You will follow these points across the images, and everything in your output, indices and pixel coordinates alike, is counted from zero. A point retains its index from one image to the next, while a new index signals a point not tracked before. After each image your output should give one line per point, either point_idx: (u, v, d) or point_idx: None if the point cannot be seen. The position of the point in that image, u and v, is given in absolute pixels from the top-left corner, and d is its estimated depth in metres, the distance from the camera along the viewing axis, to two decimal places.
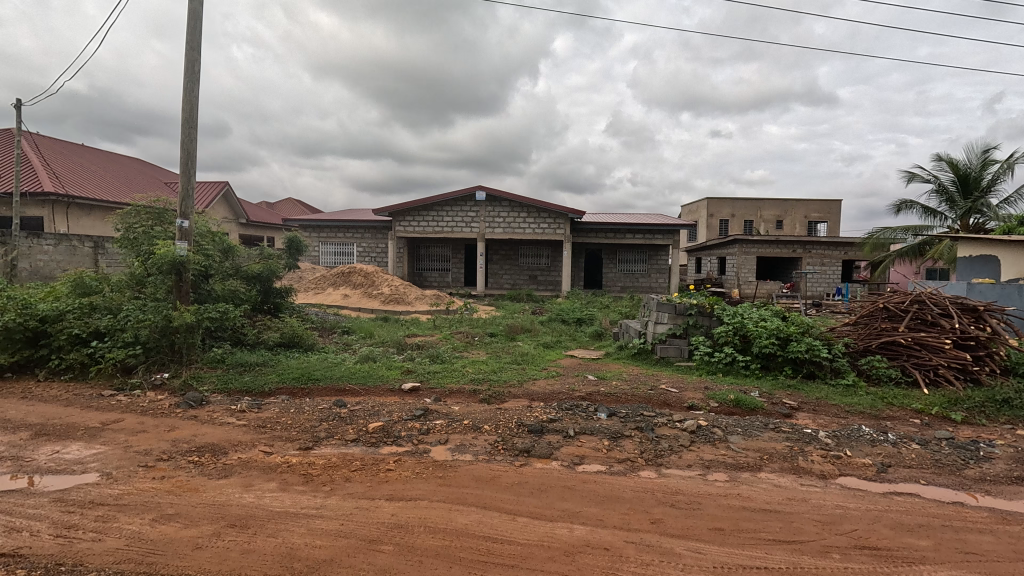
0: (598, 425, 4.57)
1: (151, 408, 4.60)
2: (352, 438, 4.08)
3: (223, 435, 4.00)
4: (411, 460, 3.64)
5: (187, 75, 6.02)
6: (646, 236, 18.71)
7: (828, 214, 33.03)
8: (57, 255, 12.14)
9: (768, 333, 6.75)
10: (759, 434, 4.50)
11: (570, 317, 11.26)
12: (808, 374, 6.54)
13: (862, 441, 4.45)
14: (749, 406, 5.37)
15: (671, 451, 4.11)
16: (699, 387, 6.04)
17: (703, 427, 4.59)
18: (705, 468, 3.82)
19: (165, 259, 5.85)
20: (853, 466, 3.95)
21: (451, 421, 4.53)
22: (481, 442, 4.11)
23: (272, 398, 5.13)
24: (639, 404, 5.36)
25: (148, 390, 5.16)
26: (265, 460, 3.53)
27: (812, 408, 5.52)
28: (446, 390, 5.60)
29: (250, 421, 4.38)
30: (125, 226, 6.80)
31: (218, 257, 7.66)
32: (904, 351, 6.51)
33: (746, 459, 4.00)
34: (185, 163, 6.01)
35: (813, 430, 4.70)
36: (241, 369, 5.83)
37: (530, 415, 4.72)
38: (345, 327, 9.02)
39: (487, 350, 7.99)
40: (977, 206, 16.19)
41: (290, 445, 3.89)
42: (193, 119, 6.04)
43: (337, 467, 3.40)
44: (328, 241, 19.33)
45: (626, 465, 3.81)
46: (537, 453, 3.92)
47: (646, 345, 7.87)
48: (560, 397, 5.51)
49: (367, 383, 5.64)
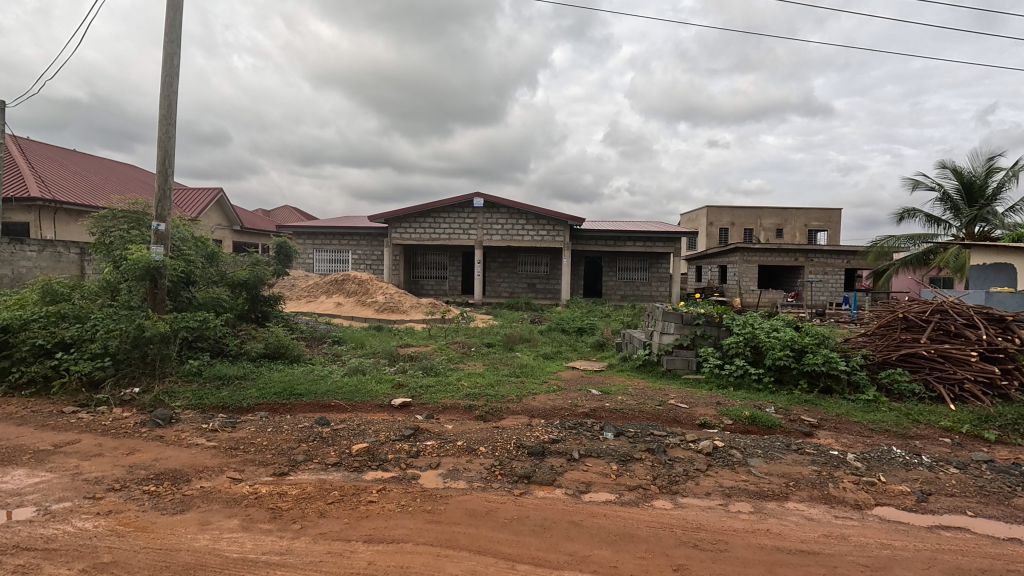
0: (605, 446, 4.17)
1: (113, 427, 4.17)
2: (333, 462, 3.69)
3: (188, 460, 3.58)
4: (397, 489, 3.24)
5: (166, 68, 5.66)
6: (647, 244, 18.26)
7: (828, 222, 32.82)
8: (41, 261, 11.72)
9: (782, 344, 6.38)
10: (781, 457, 4.11)
11: (570, 326, 10.88)
12: (824, 388, 6.15)
13: (895, 464, 4.07)
14: (766, 423, 4.97)
15: (687, 477, 3.70)
16: (710, 402, 5.63)
17: (720, 449, 4.19)
18: (725, 497, 3.43)
19: (139, 265, 5.46)
20: (890, 495, 3.55)
21: (443, 442, 4.13)
22: (476, 467, 3.71)
23: (249, 415, 4.71)
24: (648, 421, 4.96)
25: (115, 407, 4.74)
26: (233, 489, 3.12)
27: (833, 425, 5.13)
28: (439, 406, 5.19)
29: (222, 441, 3.97)
30: (100, 230, 6.44)
31: (201, 263, 7.28)
32: (927, 363, 6.15)
33: (771, 486, 3.60)
34: (162, 164, 5.66)
35: (840, 451, 4.30)
36: (219, 383, 5.42)
37: (531, 435, 4.30)
38: (336, 337, 8.61)
39: (484, 361, 7.59)
40: (983, 214, 15.93)
41: (263, 471, 3.49)
42: (170, 116, 5.68)
43: (312, 499, 2.98)
44: (322, 248, 18.95)
45: (637, 494, 3.41)
46: (539, 480, 3.52)
47: (651, 356, 7.47)
48: (562, 414, 5.10)
49: (354, 398, 5.23)
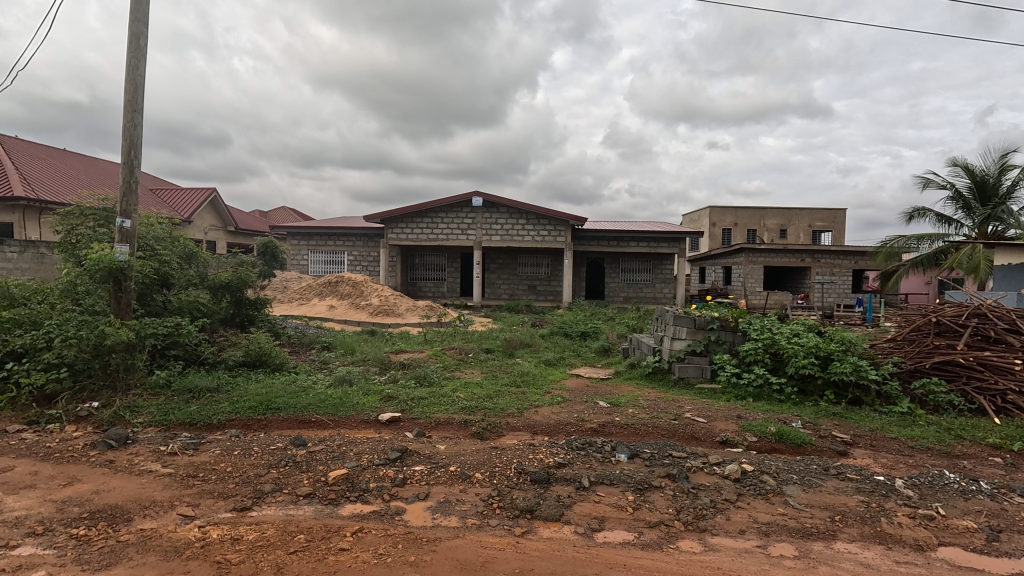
0: (618, 470, 3.66)
1: (57, 451, 3.65)
2: (305, 493, 3.18)
3: (135, 492, 3.07)
4: (376, 531, 2.74)
5: (131, 49, 5.18)
6: (651, 244, 17.78)
7: (833, 223, 32.22)
8: (22, 263, 11.19)
9: (806, 351, 5.86)
10: (821, 484, 3.59)
11: (574, 329, 10.38)
12: (852, 399, 5.65)
13: (951, 492, 3.55)
14: (795, 441, 4.46)
15: (715, 510, 3.19)
16: (730, 416, 5.11)
17: (749, 475, 3.67)
18: (763, 537, 2.91)
19: (101, 265, 4.99)
20: (954, 533, 3.04)
21: (433, 467, 3.61)
22: (471, 499, 3.19)
23: (217, 434, 4.19)
24: (664, 440, 4.44)
25: (68, 424, 4.23)
26: (177, 533, 2.61)
27: (869, 443, 4.62)
28: (431, 421, 4.68)
29: (179, 468, 3.45)
30: (64, 228, 5.95)
31: (178, 263, 6.80)
32: (964, 372, 5.66)
33: (814, 522, 3.08)
34: (128, 153, 5.20)
35: (886, 476, 3.78)
36: (189, 397, 4.90)
37: (533, 458, 3.79)
38: (325, 343, 8.11)
39: (482, 369, 7.10)
40: (997, 213, 15.41)
41: (222, 506, 2.98)
42: (137, 101, 5.21)
43: (270, 547, 2.48)
44: (316, 249, 18.46)
45: (659, 533, 2.91)
46: (544, 515, 3.01)
47: (661, 363, 6.98)
48: (568, 432, 4.57)
49: (337, 412, 4.72)
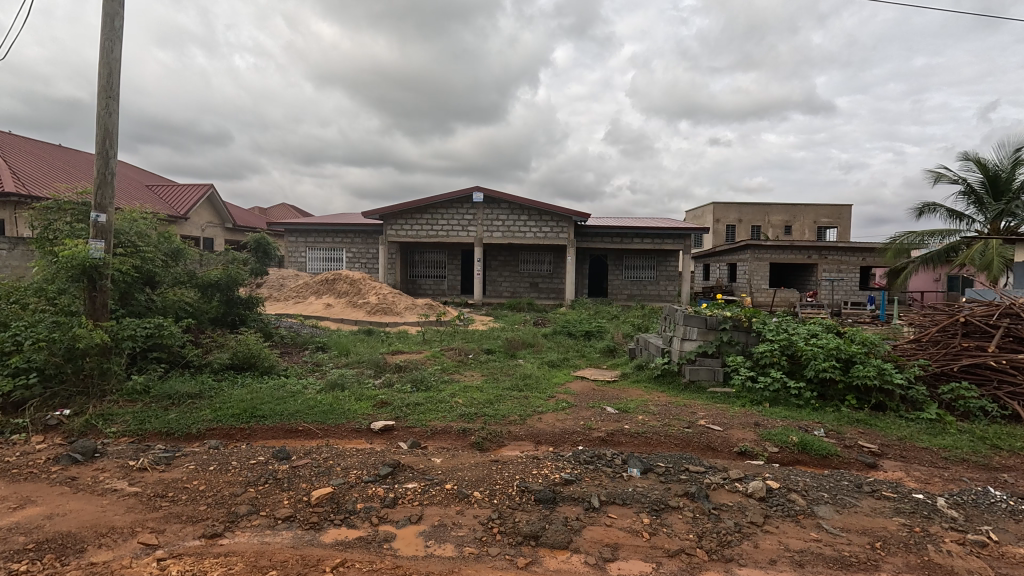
0: (631, 488, 3.33)
1: (15, 466, 3.34)
2: (284, 515, 2.85)
3: (94, 517, 2.74)
4: (360, 564, 2.41)
5: (106, 31, 4.85)
6: (655, 240, 17.41)
7: (839, 220, 31.76)
8: (10, 261, 10.85)
9: (826, 353, 5.50)
10: (855, 503, 3.26)
11: (577, 328, 10.01)
12: (876, 405, 5.30)
13: (999, 513, 3.21)
14: (820, 452, 4.12)
15: (740, 536, 2.85)
16: (748, 424, 4.76)
17: (776, 493, 3.33)
18: (798, 568, 2.57)
19: (73, 263, 4.65)
20: (1012, 563, 2.69)
21: (428, 484, 3.28)
22: (468, 524, 2.85)
23: (195, 446, 3.86)
24: (678, 452, 4.10)
25: (35, 435, 3.92)
26: (130, 569, 2.29)
27: (899, 453, 4.29)
28: (427, 430, 4.36)
29: (147, 487, 3.13)
30: (41, 223, 5.62)
31: (163, 260, 6.49)
32: (994, 376, 5.32)
33: (853, 550, 2.75)
34: (102, 144, 4.89)
35: (926, 495, 3.43)
36: (168, 404, 4.57)
37: (537, 474, 3.45)
38: (320, 344, 7.81)
39: (482, 371, 6.77)
40: (1010, 209, 14.96)
41: (190, 532, 2.66)
42: (111, 87, 4.89)
43: None
44: (314, 246, 18.13)
45: (680, 565, 2.57)
46: (550, 542, 2.68)
47: (670, 365, 6.65)
48: (573, 442, 4.24)
49: (326, 421, 4.38)
